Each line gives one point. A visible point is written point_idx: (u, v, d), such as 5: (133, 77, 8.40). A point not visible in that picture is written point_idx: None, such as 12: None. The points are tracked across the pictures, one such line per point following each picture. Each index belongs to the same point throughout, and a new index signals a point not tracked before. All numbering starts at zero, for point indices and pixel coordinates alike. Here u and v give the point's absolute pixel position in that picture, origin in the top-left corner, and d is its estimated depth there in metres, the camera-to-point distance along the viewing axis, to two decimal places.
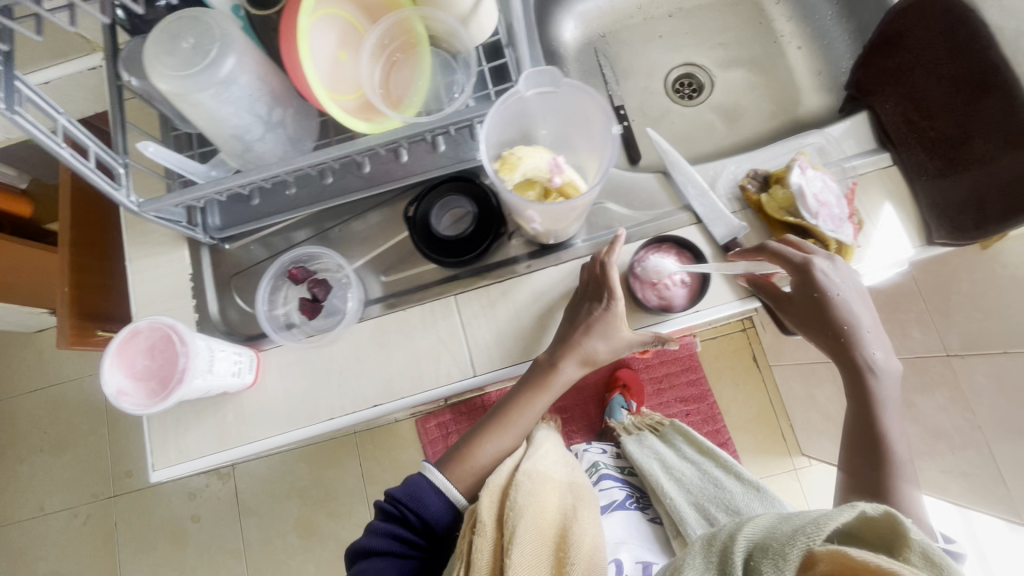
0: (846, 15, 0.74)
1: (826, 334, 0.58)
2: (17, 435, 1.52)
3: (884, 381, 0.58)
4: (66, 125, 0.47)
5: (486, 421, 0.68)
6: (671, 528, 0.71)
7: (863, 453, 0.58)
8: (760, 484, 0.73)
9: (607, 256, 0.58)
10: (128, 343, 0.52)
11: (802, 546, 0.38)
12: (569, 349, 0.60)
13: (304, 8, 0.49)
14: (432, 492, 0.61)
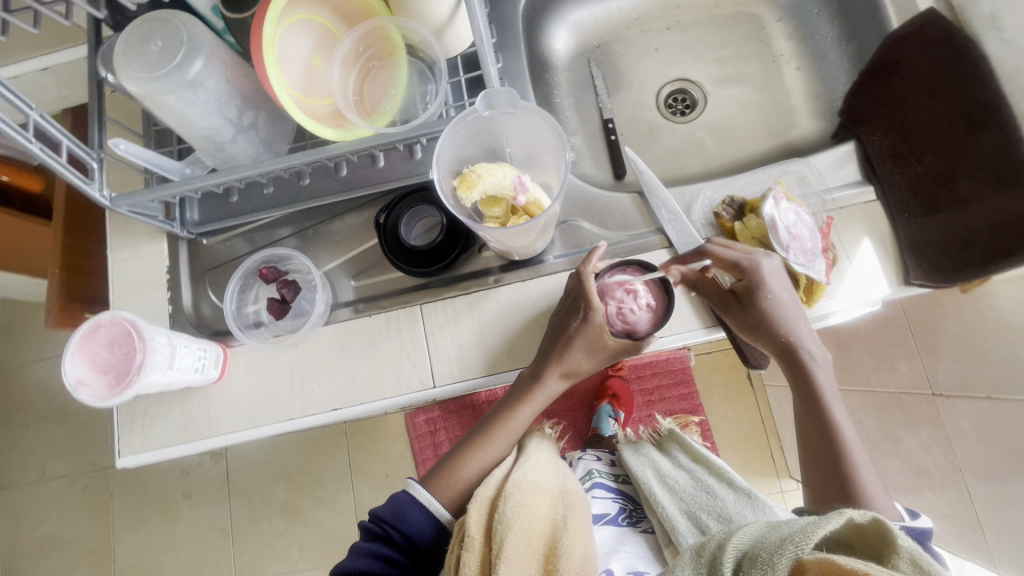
0: (846, 39, 0.72)
1: (768, 335, 0.58)
2: (21, 402, 1.57)
3: (821, 375, 0.59)
4: (38, 121, 0.48)
5: (470, 438, 0.68)
6: (664, 536, 0.66)
7: (819, 457, 0.58)
8: (751, 490, 0.67)
9: (584, 268, 0.58)
10: (90, 338, 0.54)
11: (790, 555, 0.39)
12: (551, 364, 0.62)
13: (272, 15, 0.49)
14: (416, 508, 0.61)
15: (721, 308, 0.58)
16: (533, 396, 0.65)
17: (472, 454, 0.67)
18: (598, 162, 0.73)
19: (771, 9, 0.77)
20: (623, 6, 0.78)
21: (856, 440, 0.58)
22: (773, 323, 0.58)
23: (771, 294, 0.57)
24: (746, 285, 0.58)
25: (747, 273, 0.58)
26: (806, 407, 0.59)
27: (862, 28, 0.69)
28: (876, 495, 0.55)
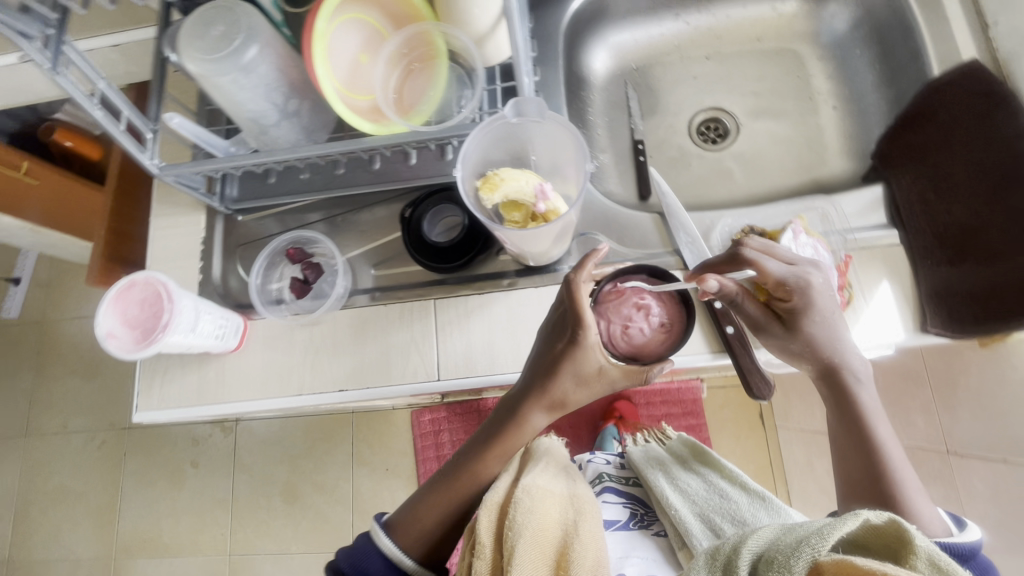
0: (886, 83, 0.71)
1: (808, 358, 0.54)
2: (55, 356, 1.66)
3: (864, 391, 0.53)
4: (105, 91, 0.53)
5: (438, 485, 0.59)
6: (677, 539, 0.60)
7: (858, 478, 0.53)
8: (764, 493, 0.65)
9: (574, 276, 0.50)
10: (126, 292, 0.58)
11: (807, 558, 0.35)
12: (534, 394, 0.55)
13: (324, 12, 0.52)
14: (377, 557, 0.55)
15: (757, 322, 0.55)
16: (518, 433, 0.58)
17: (440, 502, 0.58)
18: (624, 181, 0.74)
19: (813, 48, 0.78)
20: (665, 33, 0.80)
21: (903, 458, 0.52)
22: (813, 345, 0.53)
23: (816, 316, 0.52)
24: (787, 304, 0.52)
25: (791, 295, 0.52)
26: (846, 426, 0.54)
27: (901, 74, 0.69)
28: (923, 513, 0.49)
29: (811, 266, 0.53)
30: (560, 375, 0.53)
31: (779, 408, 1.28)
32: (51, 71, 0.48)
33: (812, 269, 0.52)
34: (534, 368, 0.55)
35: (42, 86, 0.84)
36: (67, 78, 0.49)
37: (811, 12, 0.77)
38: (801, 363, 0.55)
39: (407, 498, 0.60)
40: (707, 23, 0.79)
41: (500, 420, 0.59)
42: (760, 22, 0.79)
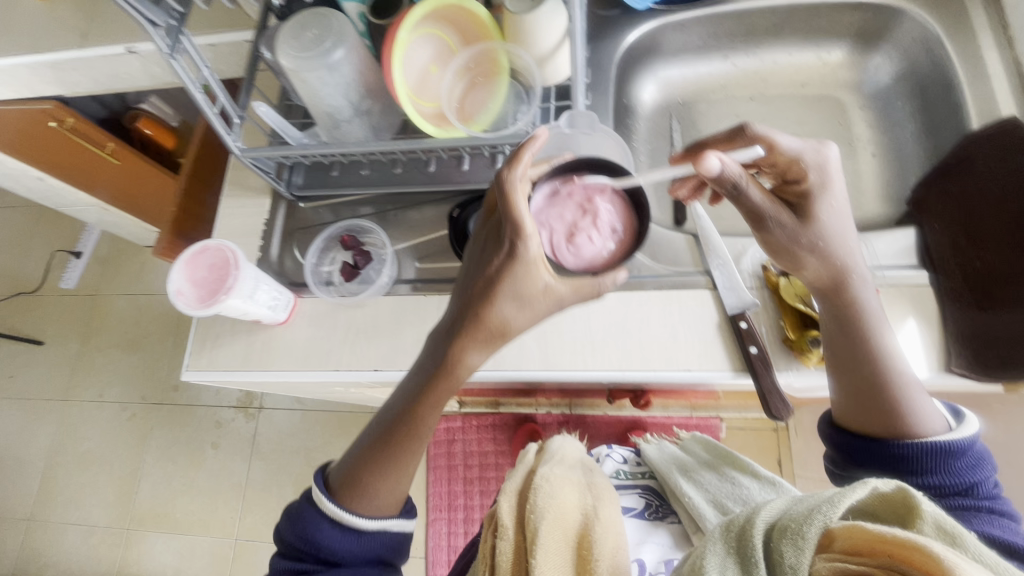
0: (927, 134, 0.73)
1: (818, 254, 0.53)
2: (102, 328, 1.75)
3: (865, 294, 0.54)
4: (208, 78, 0.59)
5: (375, 442, 0.53)
6: (691, 523, 0.64)
7: (858, 383, 0.53)
8: (775, 479, 0.66)
9: (507, 176, 0.47)
10: (197, 257, 0.64)
11: (819, 525, 0.36)
12: (467, 321, 0.50)
13: (406, 25, 0.57)
14: (326, 525, 0.50)
15: (765, 210, 0.53)
16: (456, 374, 0.52)
17: (383, 460, 0.51)
18: (661, 205, 0.78)
19: (856, 97, 0.81)
20: (713, 71, 0.84)
21: (897, 359, 0.54)
22: (823, 238, 0.53)
23: (832, 200, 0.53)
24: (802, 185, 0.54)
25: (809, 172, 0.53)
26: (845, 330, 0.54)
27: (942, 127, 0.71)
28: (920, 408, 0.51)
29: (815, 146, 0.53)
30: (506, 295, 0.49)
31: (800, 457, 1.25)
32: (168, 55, 0.55)
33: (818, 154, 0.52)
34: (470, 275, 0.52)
35: (141, 75, 0.93)
36: (179, 63, 0.56)
37: (856, 62, 0.80)
38: (805, 261, 0.54)
39: (346, 454, 0.54)
40: (754, 66, 0.83)
41: (434, 360, 0.52)
42: (806, 68, 0.82)
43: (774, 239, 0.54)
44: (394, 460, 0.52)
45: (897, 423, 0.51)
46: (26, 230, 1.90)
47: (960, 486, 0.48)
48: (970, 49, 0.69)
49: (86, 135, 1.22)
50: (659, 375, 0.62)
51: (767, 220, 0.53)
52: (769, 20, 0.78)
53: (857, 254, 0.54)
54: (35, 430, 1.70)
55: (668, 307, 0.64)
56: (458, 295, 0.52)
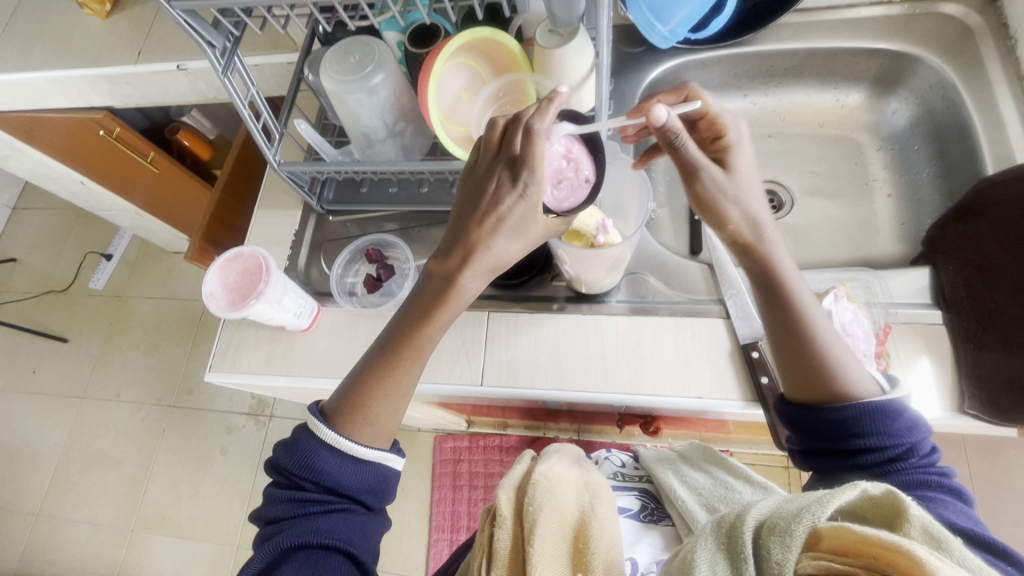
0: (942, 176, 0.74)
1: (740, 207, 0.53)
2: (125, 329, 1.80)
3: (784, 256, 0.55)
4: (254, 96, 0.63)
5: (365, 372, 0.56)
6: (682, 526, 0.61)
7: (790, 347, 0.53)
8: (766, 484, 0.63)
9: (541, 121, 0.48)
10: (230, 262, 0.68)
11: (807, 524, 0.36)
12: (466, 248, 0.53)
13: (442, 54, 0.60)
14: (326, 453, 0.52)
15: (699, 162, 0.51)
16: (449, 303, 0.55)
17: (378, 386, 0.55)
18: (677, 234, 0.80)
19: (872, 138, 0.83)
20: (732, 108, 0.87)
21: (823, 322, 0.54)
22: (741, 189, 0.53)
23: (745, 156, 0.55)
24: (722, 142, 0.55)
25: (726, 130, 0.55)
26: (772, 292, 0.54)
27: (957, 170, 0.73)
28: (852, 369, 0.51)
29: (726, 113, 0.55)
30: (508, 227, 0.53)
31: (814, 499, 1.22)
32: (221, 73, 0.58)
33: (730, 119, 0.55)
34: (466, 211, 0.54)
35: (187, 90, 0.99)
36: (231, 81, 0.59)
37: (874, 106, 0.83)
38: (727, 214, 0.53)
39: (340, 385, 0.57)
40: (772, 105, 0.86)
41: (424, 293, 0.56)
42: (823, 109, 0.85)
43: (708, 190, 0.52)
44: (387, 383, 0.55)
45: (832, 387, 0.51)
46: (62, 232, 1.98)
47: (898, 450, 0.48)
48: (986, 94, 0.70)
49: (130, 144, 1.28)
50: (669, 401, 0.63)
51: (700, 171, 0.52)
52: (787, 62, 0.81)
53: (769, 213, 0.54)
54: (51, 425, 1.73)
55: (680, 333, 0.66)
56: (456, 228, 0.54)
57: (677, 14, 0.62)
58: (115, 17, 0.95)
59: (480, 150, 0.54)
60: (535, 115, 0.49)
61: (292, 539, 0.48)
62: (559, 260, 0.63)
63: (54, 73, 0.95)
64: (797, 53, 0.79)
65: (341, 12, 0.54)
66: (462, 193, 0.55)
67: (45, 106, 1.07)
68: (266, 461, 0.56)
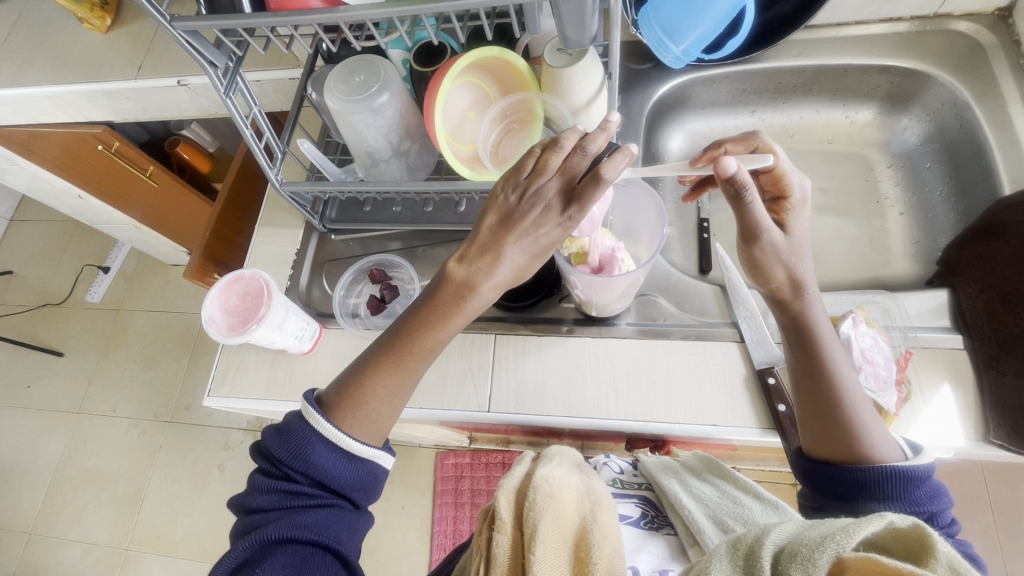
0: (956, 195, 0.73)
1: (788, 267, 0.53)
2: (122, 343, 1.78)
3: (820, 316, 0.55)
4: (256, 115, 0.61)
5: (365, 365, 0.55)
6: (688, 537, 0.55)
7: (818, 400, 0.51)
8: (778, 501, 0.57)
9: (611, 172, 0.46)
10: (231, 285, 0.66)
11: (832, 553, 0.33)
12: (486, 249, 0.52)
13: (450, 74, 0.59)
14: (320, 445, 0.50)
15: (762, 223, 0.51)
16: (462, 308, 0.53)
17: (380, 380, 0.54)
18: (686, 253, 0.78)
19: (883, 156, 0.82)
20: (739, 125, 0.86)
21: (852, 382, 0.53)
22: (794, 253, 0.54)
23: (804, 218, 0.56)
24: (783, 202, 0.55)
25: (790, 190, 0.54)
26: (806, 346, 0.54)
27: (972, 189, 0.71)
28: (876, 432, 0.50)
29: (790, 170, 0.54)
30: (530, 244, 0.51)
31: None
32: (223, 92, 0.56)
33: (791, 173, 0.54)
34: (502, 221, 0.52)
35: (187, 106, 0.98)
36: (233, 100, 0.57)
37: (884, 123, 0.81)
38: (776, 273, 0.53)
39: (338, 376, 0.55)
40: (780, 121, 0.85)
41: (436, 288, 0.54)
42: (832, 126, 0.84)
43: (763, 250, 0.52)
44: (391, 381, 0.54)
45: (854, 443, 0.49)
46: (60, 244, 1.97)
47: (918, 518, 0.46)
48: (1001, 113, 0.69)
49: (128, 158, 1.27)
50: (683, 429, 0.61)
51: (762, 232, 0.51)
52: (796, 79, 0.80)
53: (813, 277, 0.55)
54: (45, 440, 1.70)
55: (693, 357, 0.64)
56: (490, 233, 0.52)
57: (690, 34, 0.62)
58: (115, 32, 0.94)
59: (535, 164, 0.51)
60: (606, 166, 0.46)
61: (275, 532, 0.46)
62: (570, 284, 0.61)
63: (53, 89, 0.94)
64: (807, 69, 0.78)
65: (348, 33, 0.52)
66: (502, 203, 0.52)
67: (43, 120, 1.06)
68: (254, 444, 0.54)
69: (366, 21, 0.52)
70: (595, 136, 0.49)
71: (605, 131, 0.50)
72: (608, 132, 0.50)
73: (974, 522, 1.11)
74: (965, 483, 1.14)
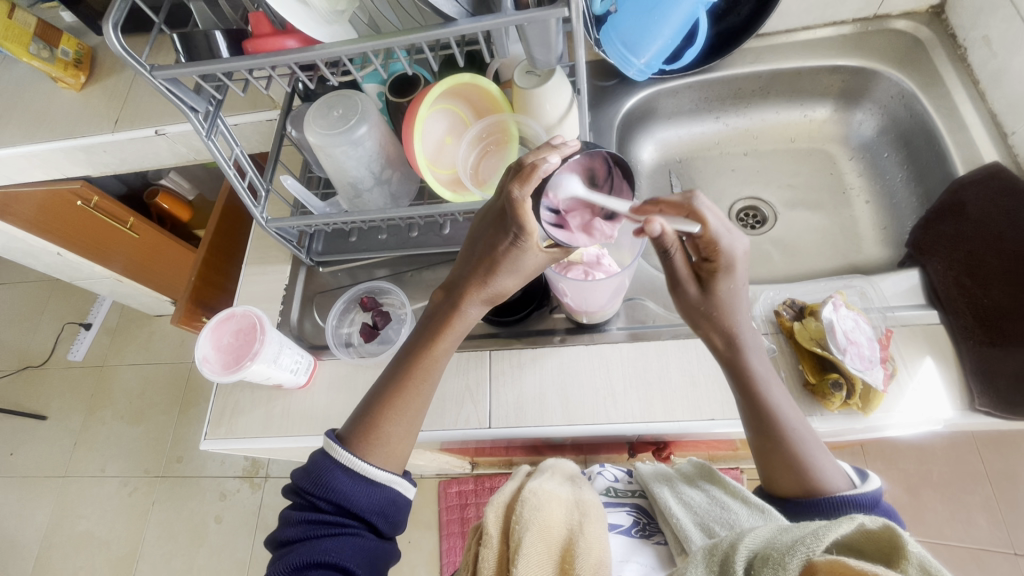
0: (915, 181, 0.77)
1: (713, 320, 0.55)
2: (107, 400, 1.73)
3: (757, 362, 0.56)
4: (238, 156, 0.62)
5: (380, 397, 0.55)
6: (676, 545, 0.53)
7: (765, 440, 0.53)
8: (764, 505, 0.52)
9: (519, 190, 0.48)
10: (223, 324, 0.67)
11: (802, 556, 0.32)
12: (476, 274, 0.56)
13: (426, 102, 0.61)
14: (339, 472, 0.51)
15: (680, 276, 0.55)
16: (451, 325, 0.57)
17: (388, 402, 0.55)
18: None
19: (844, 149, 0.86)
20: (706, 131, 0.89)
21: (796, 419, 0.54)
22: (722, 307, 0.55)
23: (733, 281, 0.54)
24: (712, 265, 0.53)
25: (720, 254, 0.52)
26: (743, 390, 0.55)
27: (929, 173, 0.75)
28: (826, 467, 0.51)
29: (719, 227, 0.51)
30: (488, 270, 0.55)
31: None
32: (204, 135, 0.57)
33: (718, 228, 0.51)
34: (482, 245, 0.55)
35: (166, 154, 0.99)
36: (214, 142, 0.58)
37: (841, 118, 0.85)
38: (704, 325, 0.56)
39: (356, 409, 0.56)
40: (744, 124, 0.89)
41: (430, 314, 0.59)
42: (792, 125, 0.88)
43: (682, 299, 0.56)
44: (400, 401, 0.55)
45: (802, 477, 0.51)
46: (38, 305, 1.93)
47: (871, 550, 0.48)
48: (945, 101, 0.74)
49: (108, 212, 1.25)
50: (681, 426, 0.62)
51: (682, 283, 0.55)
52: (754, 84, 0.84)
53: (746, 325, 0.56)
54: (32, 508, 1.63)
55: (685, 355, 0.65)
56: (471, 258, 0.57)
57: (650, 46, 0.65)
58: (89, 88, 0.95)
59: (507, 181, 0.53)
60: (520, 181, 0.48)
61: (298, 559, 0.47)
62: (559, 293, 0.63)
63: (30, 148, 0.94)
64: (762, 75, 0.83)
65: (325, 70, 0.54)
66: (481, 229, 0.56)
67: (19, 180, 1.06)
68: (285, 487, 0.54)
69: (341, 58, 0.53)
70: (545, 152, 0.50)
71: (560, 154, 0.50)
72: (562, 151, 0.51)
73: (973, 494, 1.13)
74: (960, 456, 1.16)
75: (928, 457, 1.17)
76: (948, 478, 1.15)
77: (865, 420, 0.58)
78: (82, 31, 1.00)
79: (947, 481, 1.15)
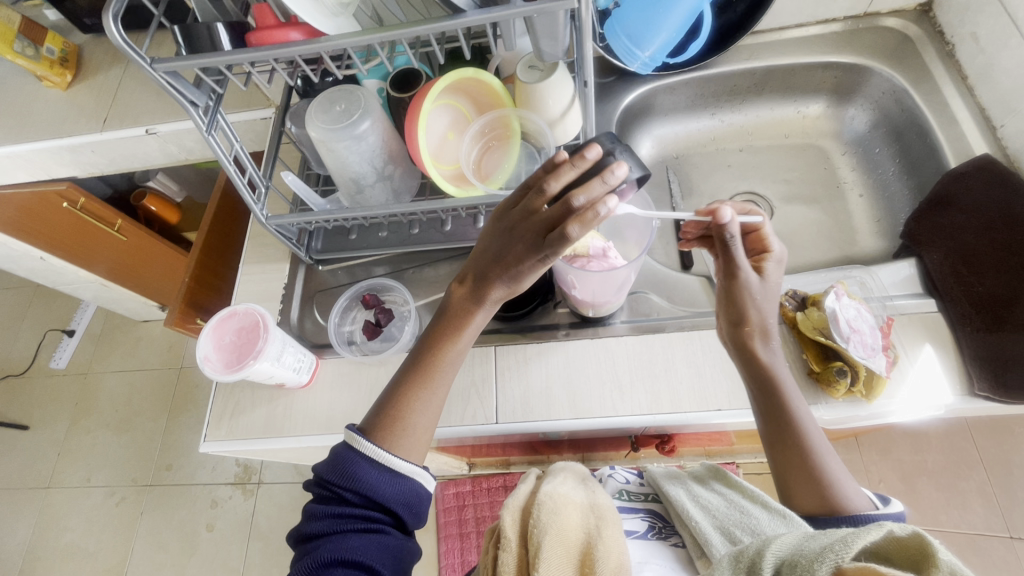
0: (907, 173, 0.79)
1: (760, 312, 0.56)
2: (92, 408, 1.69)
3: (781, 369, 0.56)
4: (239, 152, 0.61)
5: (400, 385, 0.56)
6: (695, 548, 0.51)
7: (790, 451, 0.53)
8: (785, 511, 0.51)
9: (578, 235, 0.47)
10: (224, 322, 0.65)
11: (830, 564, 0.32)
12: (493, 269, 0.54)
13: (430, 96, 0.60)
14: (367, 465, 0.50)
15: (741, 264, 0.54)
16: (470, 321, 0.56)
17: (413, 394, 0.55)
18: (667, 250, 0.82)
19: (836, 144, 0.88)
20: (701, 127, 0.91)
21: (817, 432, 0.55)
22: (767, 301, 0.57)
23: (778, 273, 0.58)
24: (762, 258, 0.58)
25: (771, 247, 0.58)
26: (770, 397, 0.55)
27: (920, 167, 0.77)
28: (848, 484, 0.52)
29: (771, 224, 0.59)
30: (514, 277, 0.53)
31: None
32: (205, 130, 0.56)
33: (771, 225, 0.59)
34: (497, 257, 0.54)
35: (156, 154, 0.97)
36: (215, 138, 0.57)
37: (834, 114, 0.87)
38: (749, 314, 0.56)
39: (375, 402, 0.56)
40: (739, 120, 0.90)
41: (447, 307, 0.58)
42: (786, 121, 0.89)
43: (739, 289, 0.55)
44: (425, 392, 0.55)
45: (828, 495, 0.51)
46: (18, 312, 1.88)
47: None
48: (935, 96, 0.76)
49: (95, 214, 1.22)
50: (687, 416, 0.62)
51: (740, 272, 0.55)
52: (749, 81, 0.85)
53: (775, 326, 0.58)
54: (15, 522, 1.59)
55: (690, 348, 0.66)
56: (484, 265, 0.55)
57: (654, 40, 0.67)
58: (76, 87, 0.93)
59: (532, 195, 0.52)
60: (575, 225, 0.47)
61: (325, 555, 0.46)
62: (566, 286, 0.64)
63: (13, 149, 0.92)
64: (757, 71, 0.84)
65: (330, 64, 0.53)
66: (497, 234, 0.54)
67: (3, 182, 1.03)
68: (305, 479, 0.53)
69: (347, 49, 0.52)
70: (589, 189, 0.47)
71: (605, 183, 0.47)
72: (606, 184, 0.47)
73: (968, 481, 1.15)
74: (954, 444, 1.19)
75: (923, 446, 1.19)
76: (943, 466, 1.17)
77: (869, 407, 0.60)
78: (68, 29, 0.98)
79: (940, 469, 1.17)
